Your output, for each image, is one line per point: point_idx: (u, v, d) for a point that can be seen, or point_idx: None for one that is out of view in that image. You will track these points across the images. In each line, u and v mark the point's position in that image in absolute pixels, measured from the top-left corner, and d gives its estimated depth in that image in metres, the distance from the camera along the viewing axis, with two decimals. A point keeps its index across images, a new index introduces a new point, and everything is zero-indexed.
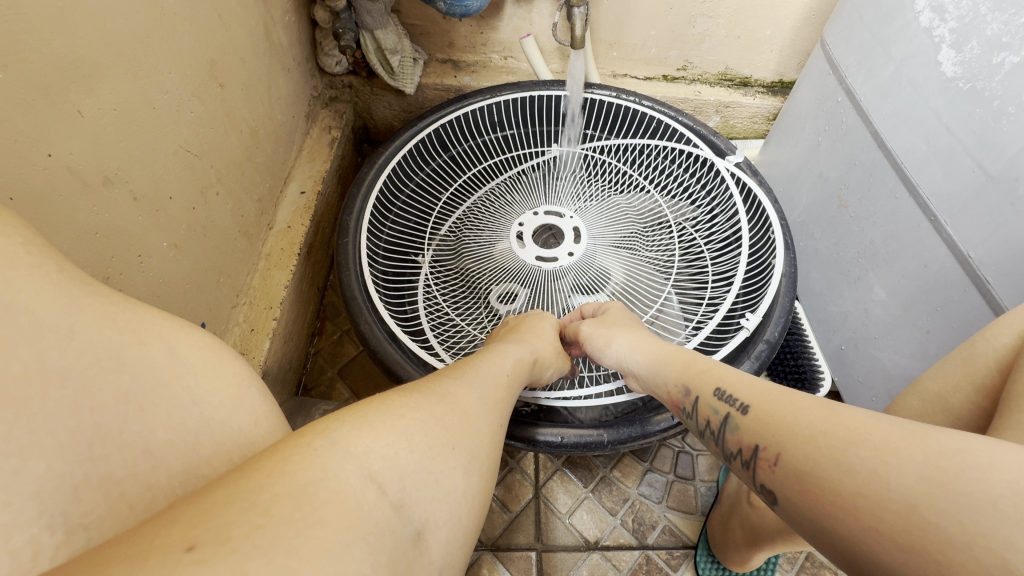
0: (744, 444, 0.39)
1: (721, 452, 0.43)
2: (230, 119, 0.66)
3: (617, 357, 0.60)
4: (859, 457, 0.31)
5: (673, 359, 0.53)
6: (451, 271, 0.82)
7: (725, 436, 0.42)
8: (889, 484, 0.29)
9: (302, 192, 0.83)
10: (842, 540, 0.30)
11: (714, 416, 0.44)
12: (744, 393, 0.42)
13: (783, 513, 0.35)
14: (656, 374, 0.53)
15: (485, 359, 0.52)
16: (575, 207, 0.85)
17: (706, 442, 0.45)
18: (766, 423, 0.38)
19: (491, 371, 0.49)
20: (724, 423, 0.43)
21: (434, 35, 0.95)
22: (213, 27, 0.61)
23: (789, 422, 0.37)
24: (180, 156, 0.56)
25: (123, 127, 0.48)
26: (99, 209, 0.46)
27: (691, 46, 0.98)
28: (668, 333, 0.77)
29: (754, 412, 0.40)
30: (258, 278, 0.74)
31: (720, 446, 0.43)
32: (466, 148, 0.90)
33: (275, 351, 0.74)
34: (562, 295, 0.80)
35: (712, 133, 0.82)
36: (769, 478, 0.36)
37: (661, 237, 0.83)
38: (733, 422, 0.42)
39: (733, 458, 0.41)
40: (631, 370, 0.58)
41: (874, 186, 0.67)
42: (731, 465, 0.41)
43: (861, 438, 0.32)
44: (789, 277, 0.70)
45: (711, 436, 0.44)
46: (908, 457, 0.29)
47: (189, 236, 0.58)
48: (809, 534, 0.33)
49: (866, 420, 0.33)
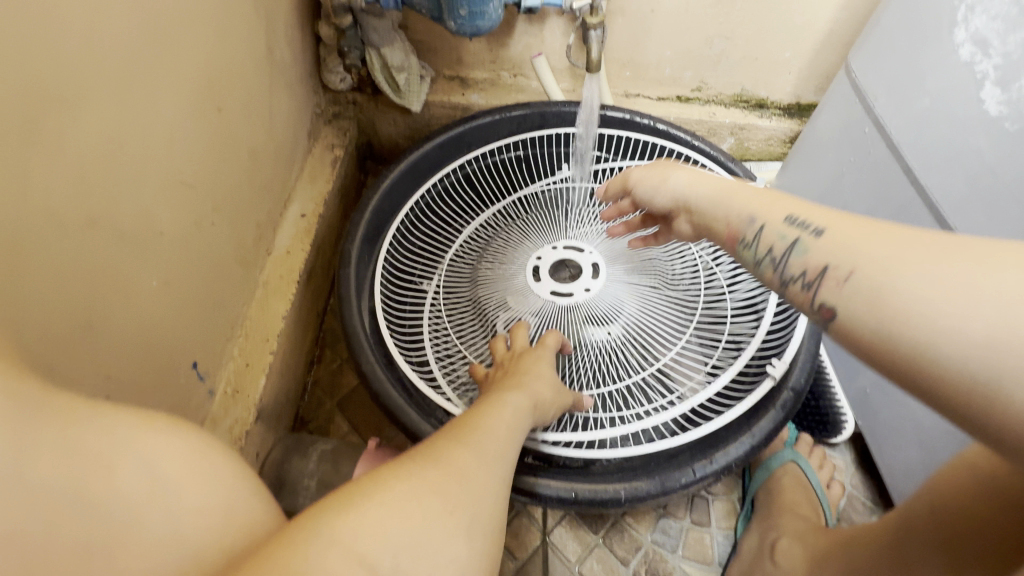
0: (810, 266, 0.36)
1: (779, 278, 0.39)
2: (230, 143, 0.62)
3: (673, 193, 0.49)
4: (963, 265, 0.28)
5: (739, 189, 0.44)
6: (460, 299, 0.80)
7: (787, 262, 0.38)
8: (965, 326, 0.27)
9: (303, 216, 0.81)
10: (914, 360, 0.28)
11: (778, 242, 0.39)
12: (822, 219, 0.38)
13: (844, 329, 0.33)
14: (715, 202, 0.45)
15: (486, 415, 0.49)
16: (593, 241, 0.81)
17: (764, 272, 0.40)
18: (844, 241, 0.35)
19: (496, 427, 0.47)
20: (790, 247, 0.38)
21: (442, 51, 0.93)
22: (215, 47, 0.58)
23: (876, 239, 0.33)
24: (174, 186, 0.52)
25: (112, 162, 0.44)
26: (87, 255, 0.42)
27: (706, 67, 0.95)
28: (683, 380, 0.70)
29: (830, 233, 0.36)
30: (254, 308, 0.71)
31: (778, 272, 0.39)
32: (479, 170, 0.89)
33: (272, 386, 0.70)
34: (573, 328, 0.74)
35: (731, 161, 0.80)
36: (834, 293, 0.34)
37: (681, 268, 0.78)
38: (801, 246, 0.37)
39: (793, 283, 0.38)
40: (686, 207, 0.48)
41: (906, 223, 0.64)
42: (786, 289, 0.38)
43: (960, 250, 0.29)
44: (812, 315, 0.66)
45: (770, 262, 0.40)
46: (976, 299, 0.27)
47: (179, 272, 0.54)
48: (856, 340, 0.32)
49: (965, 243, 0.30)
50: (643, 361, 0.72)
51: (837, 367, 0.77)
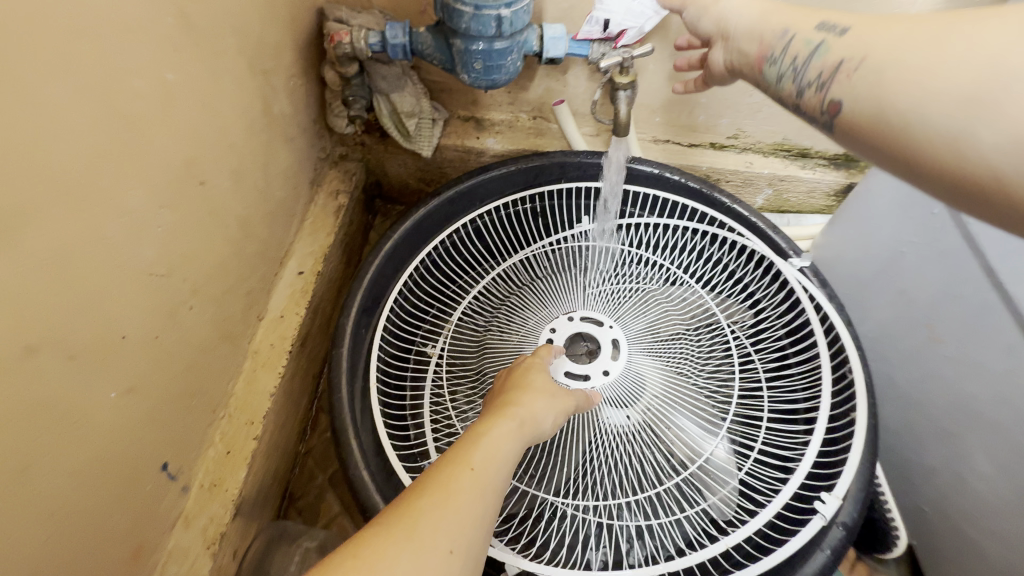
0: (828, 64, 0.41)
1: (797, 89, 0.45)
2: (213, 217, 0.57)
3: (721, 13, 0.50)
4: (916, 55, 0.35)
5: (779, 10, 0.47)
6: (463, 370, 0.72)
7: (807, 67, 0.43)
8: (935, 77, 0.34)
9: (301, 274, 0.75)
10: (899, 147, 0.36)
11: (802, 48, 0.44)
12: (847, 22, 0.42)
13: (844, 127, 0.40)
14: (757, 20, 0.48)
15: (451, 463, 0.39)
16: (613, 310, 0.70)
17: (784, 86, 0.46)
18: (862, 39, 0.40)
19: (475, 504, 0.37)
20: (814, 51, 0.43)
21: (456, 92, 0.86)
22: (194, 119, 0.52)
23: (890, 34, 0.38)
24: (140, 283, 0.47)
25: (52, 280, 0.39)
26: (32, 386, 0.38)
27: (746, 115, 0.85)
28: (714, 488, 0.60)
29: (852, 31, 0.41)
30: (241, 384, 0.65)
31: (798, 80, 0.44)
32: (488, 222, 0.81)
33: (257, 472, 0.65)
34: (590, 415, 0.62)
35: (775, 231, 0.70)
36: (843, 86, 0.40)
37: (714, 349, 0.68)
38: (824, 48, 0.42)
39: (808, 91, 0.43)
40: (727, 31, 0.50)
41: (979, 332, 0.54)
42: (800, 106, 0.45)
43: (938, 31, 0.35)
44: (872, 436, 0.57)
45: (792, 72, 0.44)
46: (932, 78, 0.34)
47: (148, 373, 0.49)
48: (870, 136, 0.38)
49: (946, 21, 0.35)
50: (668, 463, 0.62)
51: (886, 470, 0.68)
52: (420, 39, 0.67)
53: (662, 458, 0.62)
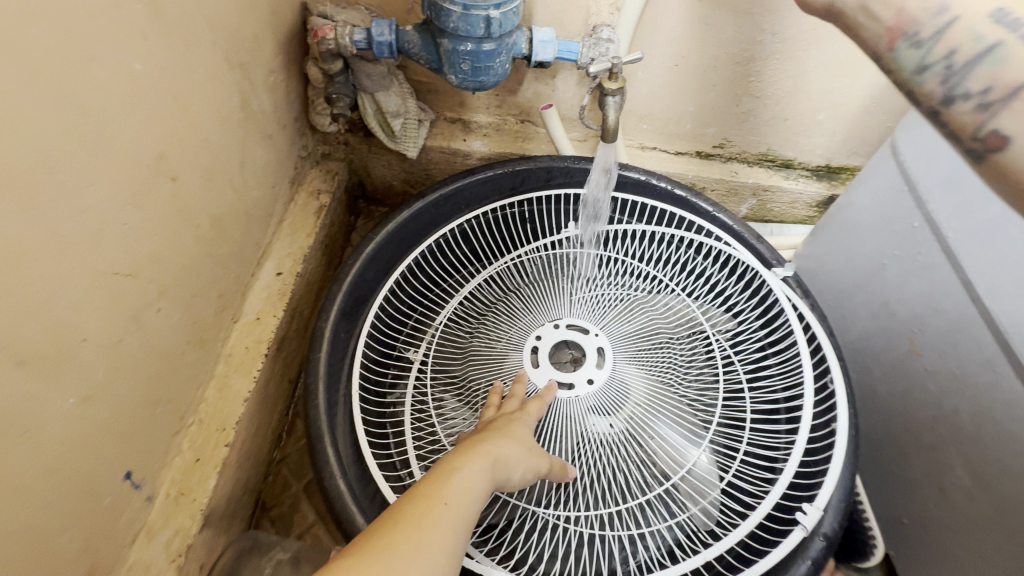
0: (995, 85, 0.32)
1: (944, 93, 0.34)
2: (185, 215, 0.54)
3: None
4: None
5: None
6: (446, 377, 0.70)
7: (968, 71, 0.33)
8: None
9: (278, 275, 0.72)
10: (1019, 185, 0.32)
11: (965, 44, 0.32)
12: None
13: (997, 166, 0.32)
14: None
15: (420, 497, 0.41)
16: (599, 317, 0.69)
17: (924, 81, 0.34)
18: None
19: (441, 537, 0.38)
20: (982, 54, 0.32)
21: (443, 93, 0.84)
22: (166, 112, 0.50)
23: None
24: (103, 283, 0.44)
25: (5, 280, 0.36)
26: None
27: (731, 125, 0.85)
28: (697, 497, 0.60)
29: None
30: (212, 390, 0.63)
31: (953, 79, 0.33)
32: (474, 225, 0.79)
33: (228, 481, 0.62)
34: (574, 423, 0.62)
35: (759, 240, 0.72)
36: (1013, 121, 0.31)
37: (699, 357, 0.68)
38: (995, 56, 0.32)
39: (962, 99, 0.33)
40: None
41: (960, 345, 0.55)
42: (940, 114, 0.35)
43: None
44: (851, 447, 0.58)
45: (944, 66, 0.33)
46: None
47: (110, 378, 0.47)
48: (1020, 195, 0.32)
49: None
50: (652, 473, 0.61)
51: (866, 480, 0.69)
52: (407, 38, 0.66)
53: (647, 467, 0.62)
